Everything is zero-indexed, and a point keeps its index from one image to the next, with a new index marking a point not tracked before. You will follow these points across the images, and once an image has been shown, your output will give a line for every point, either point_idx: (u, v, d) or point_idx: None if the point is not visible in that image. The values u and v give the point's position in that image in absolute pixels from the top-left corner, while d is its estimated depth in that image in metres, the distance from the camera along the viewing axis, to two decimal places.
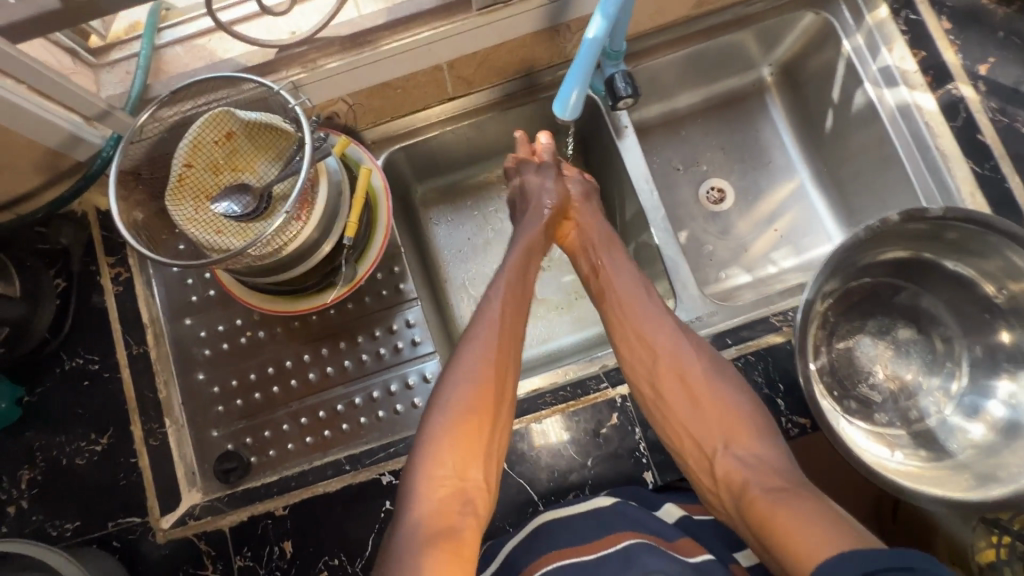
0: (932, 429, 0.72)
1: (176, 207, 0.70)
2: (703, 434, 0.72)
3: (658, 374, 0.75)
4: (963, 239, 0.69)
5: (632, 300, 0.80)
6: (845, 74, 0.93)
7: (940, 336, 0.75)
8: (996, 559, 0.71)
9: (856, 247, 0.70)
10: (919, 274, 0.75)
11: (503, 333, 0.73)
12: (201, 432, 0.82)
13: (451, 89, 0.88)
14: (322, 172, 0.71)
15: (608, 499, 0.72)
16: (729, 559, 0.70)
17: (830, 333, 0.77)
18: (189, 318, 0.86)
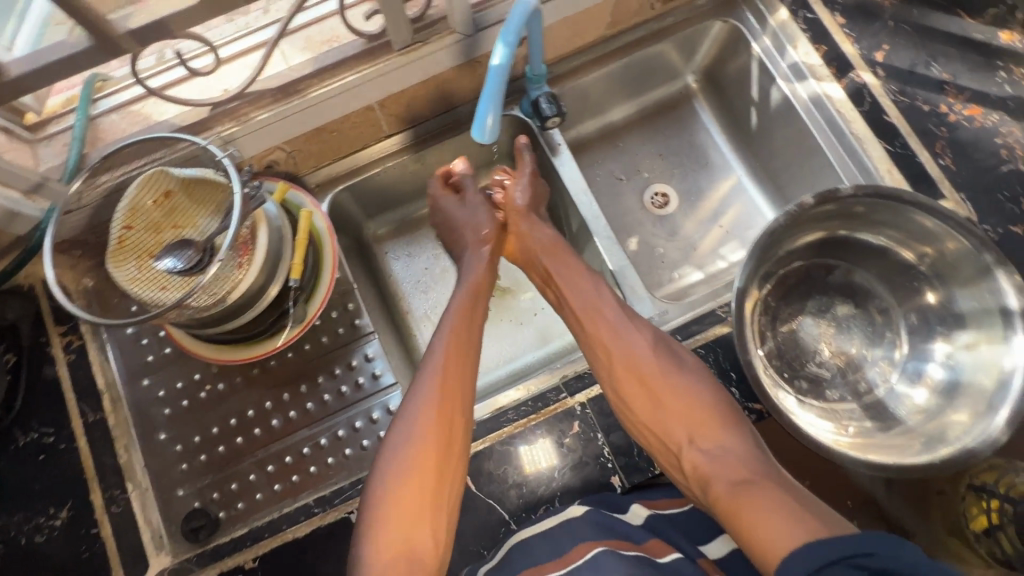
0: (882, 399, 0.74)
1: (119, 268, 0.71)
2: (668, 431, 0.72)
3: (617, 372, 0.76)
4: (873, 213, 0.73)
5: (590, 303, 0.80)
6: (759, 74, 0.98)
7: (876, 308, 0.78)
8: (989, 524, 0.73)
9: (780, 233, 0.73)
10: (848, 252, 0.78)
11: (447, 380, 0.72)
12: (165, 493, 0.81)
13: (386, 127, 0.91)
14: (260, 218, 0.73)
15: (577, 509, 0.72)
16: (697, 554, 0.70)
17: (774, 317, 0.79)
18: (146, 378, 0.85)
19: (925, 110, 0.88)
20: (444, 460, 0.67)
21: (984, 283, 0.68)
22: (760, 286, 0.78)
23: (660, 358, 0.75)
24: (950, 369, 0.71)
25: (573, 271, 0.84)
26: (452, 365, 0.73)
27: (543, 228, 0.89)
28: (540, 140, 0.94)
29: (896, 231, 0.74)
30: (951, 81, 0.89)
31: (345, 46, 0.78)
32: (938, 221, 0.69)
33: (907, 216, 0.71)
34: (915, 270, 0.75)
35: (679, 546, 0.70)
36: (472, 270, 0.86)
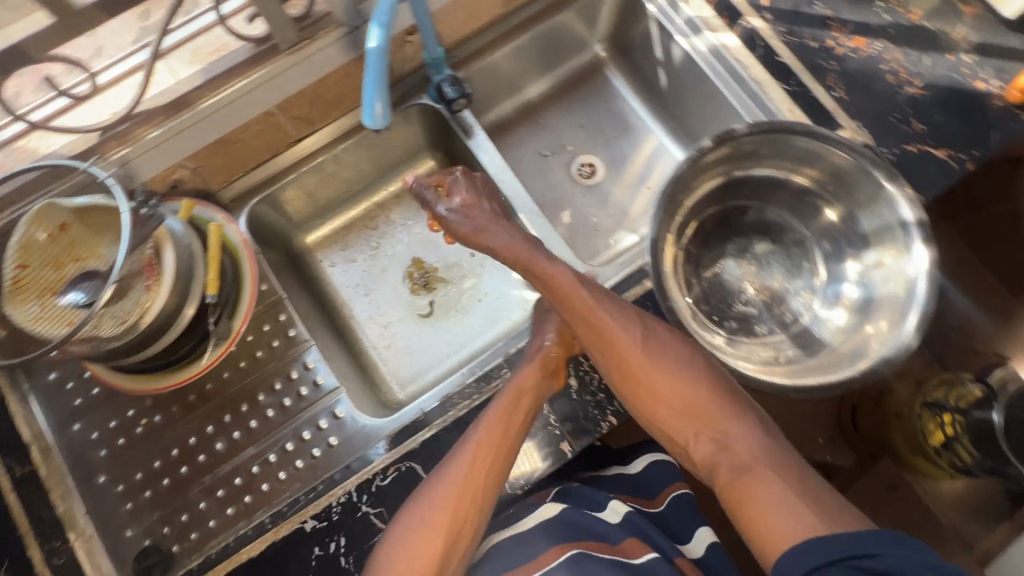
0: (805, 325, 0.77)
1: (18, 310, 0.67)
2: (675, 424, 0.70)
3: (616, 374, 0.73)
4: (771, 148, 0.75)
5: (581, 307, 0.76)
6: (659, 34, 1.00)
7: (790, 239, 0.81)
8: (947, 437, 1.10)
9: (684, 181, 0.75)
10: (756, 189, 0.80)
11: (472, 468, 0.68)
12: (111, 537, 0.78)
13: (293, 132, 0.90)
14: (164, 239, 0.71)
15: (550, 508, 0.74)
16: (675, 553, 0.74)
17: (697, 265, 0.81)
18: (77, 422, 0.82)
19: (813, 47, 0.91)
20: (468, 491, 0.67)
21: (875, 198, 0.72)
22: (678, 235, 0.80)
23: (662, 356, 0.72)
24: (862, 286, 0.75)
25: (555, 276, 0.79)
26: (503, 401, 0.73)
27: (502, 232, 0.85)
28: (453, 123, 0.95)
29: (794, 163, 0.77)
30: (834, 16, 0.93)
31: (233, 53, 0.78)
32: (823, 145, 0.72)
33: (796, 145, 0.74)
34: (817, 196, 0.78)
35: (657, 546, 0.73)
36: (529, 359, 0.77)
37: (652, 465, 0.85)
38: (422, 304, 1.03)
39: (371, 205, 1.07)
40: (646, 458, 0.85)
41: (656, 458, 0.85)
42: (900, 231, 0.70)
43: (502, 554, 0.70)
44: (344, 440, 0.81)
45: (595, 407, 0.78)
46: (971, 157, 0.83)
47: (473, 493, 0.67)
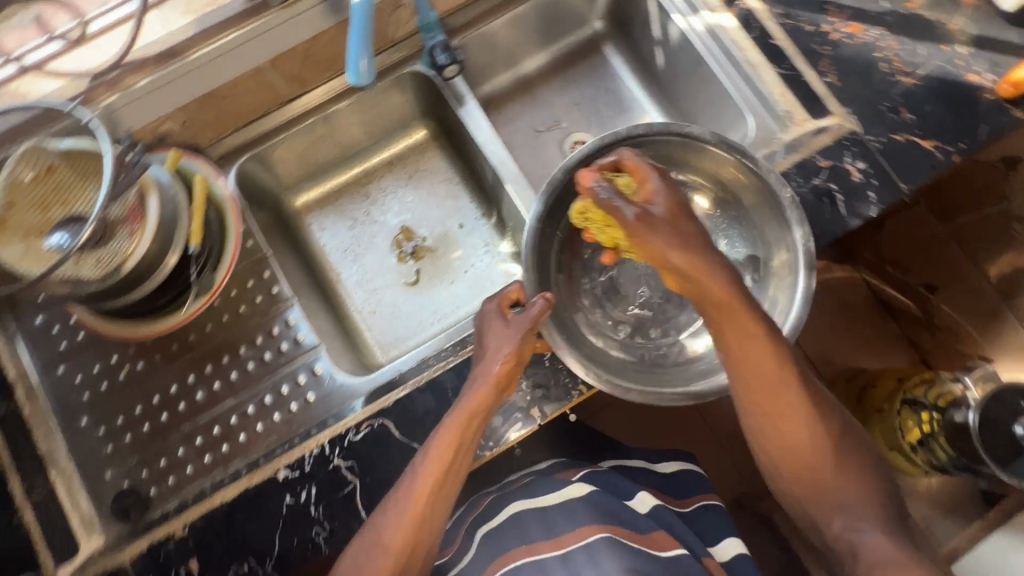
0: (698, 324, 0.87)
1: (4, 248, 0.69)
2: (814, 501, 0.74)
3: (779, 455, 0.74)
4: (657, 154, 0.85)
5: (771, 383, 0.71)
6: (657, 12, 1.00)
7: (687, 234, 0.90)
8: (921, 433, 1.14)
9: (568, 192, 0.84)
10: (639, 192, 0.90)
11: (420, 501, 0.68)
12: (91, 477, 0.80)
13: (285, 91, 0.91)
14: (149, 186, 0.72)
15: (578, 489, 0.82)
16: (703, 553, 0.81)
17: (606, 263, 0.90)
18: (62, 365, 0.84)
19: (809, 31, 0.91)
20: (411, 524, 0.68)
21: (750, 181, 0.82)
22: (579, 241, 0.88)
23: (828, 442, 0.73)
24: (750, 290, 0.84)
25: (766, 354, 0.70)
26: (451, 433, 0.71)
27: (721, 271, 0.71)
28: (444, 92, 0.95)
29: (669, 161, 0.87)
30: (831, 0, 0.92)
31: (225, 5, 0.77)
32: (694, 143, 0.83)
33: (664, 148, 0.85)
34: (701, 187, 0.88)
35: (684, 542, 0.80)
36: (472, 391, 0.73)
37: (681, 472, 0.95)
38: (409, 272, 1.04)
39: (362, 172, 1.08)
40: (674, 464, 0.96)
41: (683, 468, 0.95)
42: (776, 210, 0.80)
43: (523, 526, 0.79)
44: (322, 397, 0.83)
45: (567, 375, 0.80)
46: (958, 149, 0.83)
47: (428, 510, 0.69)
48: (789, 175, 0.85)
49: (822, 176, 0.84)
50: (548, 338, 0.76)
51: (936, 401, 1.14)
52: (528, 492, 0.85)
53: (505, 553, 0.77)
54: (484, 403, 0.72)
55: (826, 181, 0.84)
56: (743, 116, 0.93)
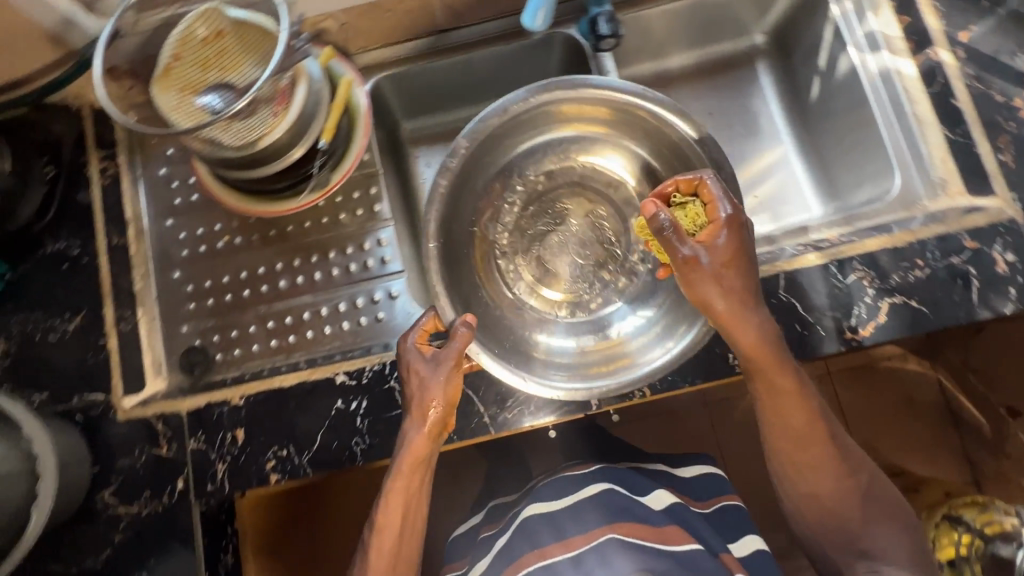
0: (627, 306, 0.88)
1: (162, 95, 0.73)
2: (834, 543, 0.73)
3: (801, 502, 0.73)
4: (590, 110, 0.83)
5: (799, 435, 0.71)
6: (831, 41, 0.94)
7: (610, 198, 0.91)
8: (954, 556, 1.08)
9: (464, 179, 0.83)
10: (538, 159, 0.91)
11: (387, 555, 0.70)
12: (170, 326, 0.85)
13: (440, 20, 0.91)
14: (302, 74, 0.74)
15: (591, 490, 0.81)
16: (721, 549, 0.75)
17: (533, 238, 0.91)
18: (171, 218, 0.89)
19: (997, 101, 0.85)
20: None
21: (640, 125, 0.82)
22: (488, 229, 0.90)
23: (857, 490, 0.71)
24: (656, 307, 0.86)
25: (792, 401, 0.70)
26: (397, 485, 0.70)
27: (753, 321, 0.68)
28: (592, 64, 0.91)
29: (560, 120, 0.86)
30: None
31: None
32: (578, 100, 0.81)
33: (546, 113, 0.83)
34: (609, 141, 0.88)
35: (699, 538, 0.75)
36: (405, 442, 0.70)
37: (704, 475, 0.89)
38: None
39: None
40: (696, 469, 0.90)
41: (705, 471, 0.89)
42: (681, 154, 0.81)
43: (534, 526, 0.79)
44: (392, 318, 0.85)
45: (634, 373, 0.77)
46: None
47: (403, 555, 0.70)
48: (927, 243, 0.78)
49: (963, 256, 0.78)
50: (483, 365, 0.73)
51: (983, 527, 1.06)
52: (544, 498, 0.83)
53: (519, 559, 0.75)
54: (422, 453, 0.70)
55: (966, 263, 0.78)
56: (890, 172, 0.87)
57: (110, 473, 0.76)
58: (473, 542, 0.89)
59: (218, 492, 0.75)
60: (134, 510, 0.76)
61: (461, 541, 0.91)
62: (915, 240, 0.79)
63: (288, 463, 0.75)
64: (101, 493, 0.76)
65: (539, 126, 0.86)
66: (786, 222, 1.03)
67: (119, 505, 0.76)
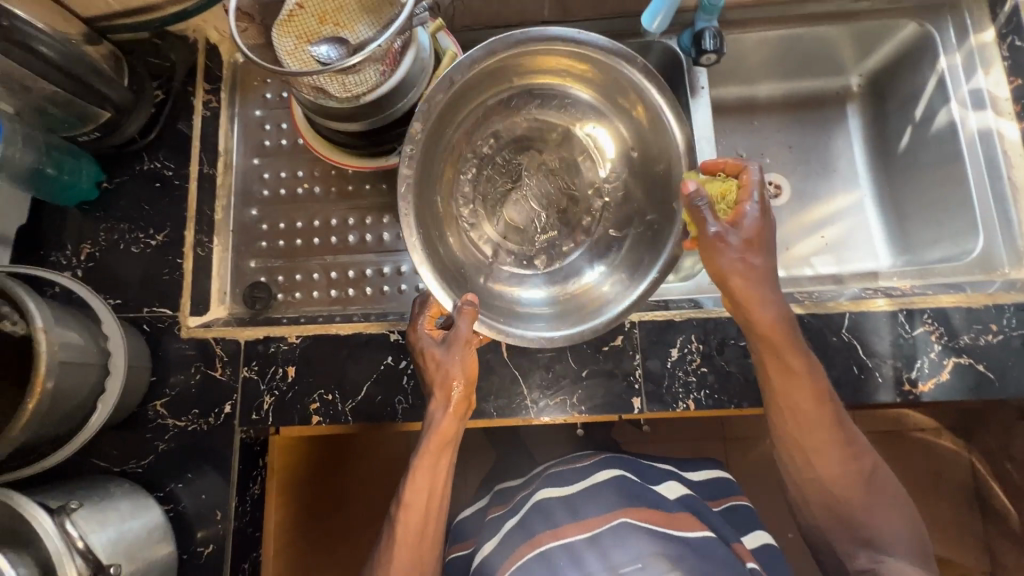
0: (589, 252, 0.84)
1: (280, 40, 0.77)
2: (834, 530, 0.69)
3: (808, 489, 0.70)
4: (540, 61, 0.77)
5: (806, 420, 0.68)
6: (932, 91, 0.93)
7: (563, 149, 0.86)
8: None
9: (435, 140, 0.76)
10: (492, 125, 0.84)
11: (409, 534, 0.68)
12: (241, 259, 0.89)
13: (547, 12, 0.92)
14: (414, 41, 0.76)
15: (604, 475, 0.80)
16: (732, 538, 0.75)
17: (496, 202, 0.86)
18: (258, 158, 0.92)
19: None
20: (410, 556, 0.68)
21: (610, 79, 0.77)
22: (452, 203, 0.83)
23: (863, 480, 0.68)
24: (611, 259, 0.83)
25: (796, 382, 0.67)
26: (424, 461, 0.68)
27: (771, 299, 0.65)
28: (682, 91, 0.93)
29: (520, 79, 0.80)
30: None
31: None
32: (539, 53, 0.75)
33: (507, 69, 0.77)
34: (566, 94, 0.83)
35: (711, 525, 0.75)
36: (431, 422, 0.68)
37: (713, 477, 0.88)
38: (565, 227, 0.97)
39: None
40: (704, 473, 0.88)
41: (713, 474, 0.89)
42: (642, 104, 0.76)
43: (550, 506, 0.77)
44: None
45: (682, 386, 0.76)
46: None
47: (426, 532, 0.69)
48: (1005, 310, 0.75)
49: None
50: (487, 332, 0.70)
51: None
52: (565, 476, 0.82)
53: (533, 536, 0.75)
54: (449, 434, 0.68)
55: None
56: (973, 231, 0.87)
57: (165, 385, 0.80)
58: (483, 523, 0.86)
59: (260, 422, 0.78)
60: (180, 424, 0.79)
61: (470, 521, 0.88)
62: (992, 305, 0.76)
63: (331, 407, 0.78)
64: (154, 403, 0.79)
65: (500, 86, 0.80)
66: (849, 266, 1.02)
67: (168, 417, 0.79)
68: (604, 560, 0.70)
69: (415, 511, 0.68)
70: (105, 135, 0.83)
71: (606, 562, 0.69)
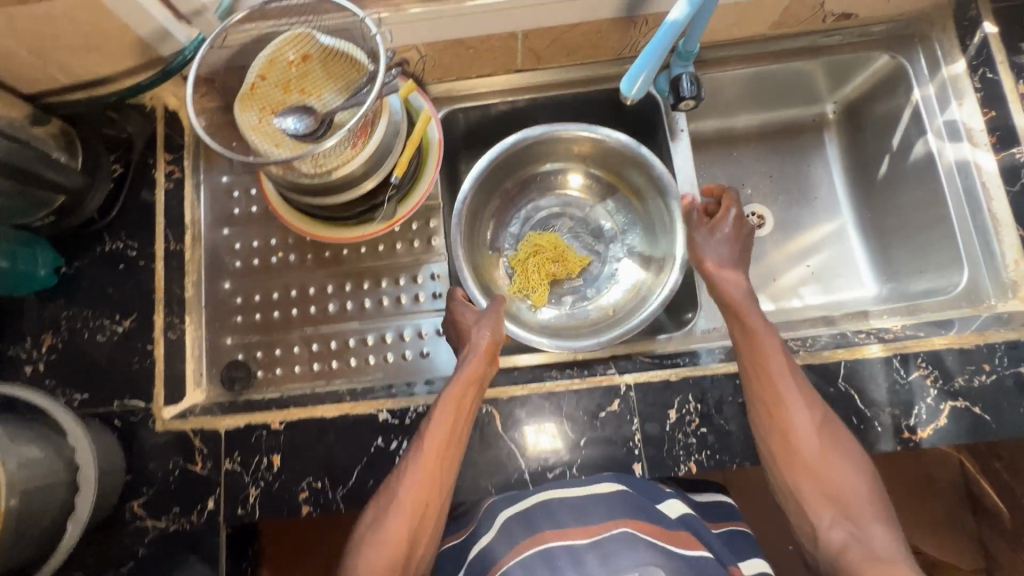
0: (617, 279, 0.98)
1: (243, 114, 0.73)
2: (815, 506, 0.66)
3: (776, 436, 0.69)
4: (565, 149, 0.96)
5: (783, 379, 0.70)
6: (908, 123, 0.93)
7: (584, 204, 1.01)
8: None
9: (479, 198, 0.95)
10: (537, 188, 1.02)
11: (431, 461, 0.69)
12: (216, 336, 0.85)
13: (520, 61, 0.89)
14: (384, 108, 0.74)
15: (608, 487, 0.70)
16: (727, 562, 0.69)
17: (528, 246, 0.99)
18: (228, 228, 0.88)
19: None
20: (428, 483, 0.68)
21: (610, 150, 0.92)
22: (496, 245, 1.01)
23: (828, 443, 0.68)
24: (635, 282, 0.96)
25: (761, 338, 0.72)
26: (451, 395, 0.71)
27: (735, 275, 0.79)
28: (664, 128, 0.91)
29: (560, 156, 0.97)
30: None
31: None
32: (564, 138, 0.92)
33: (548, 148, 0.95)
34: (588, 168, 0.99)
35: (709, 546, 0.69)
36: (465, 361, 0.74)
37: (711, 500, 0.86)
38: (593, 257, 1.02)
39: None
40: (707, 495, 0.86)
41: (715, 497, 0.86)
42: (633, 166, 0.92)
43: (555, 509, 0.69)
44: (437, 355, 0.85)
45: (682, 448, 0.74)
46: None
47: (445, 462, 0.69)
48: (996, 349, 0.75)
49: None
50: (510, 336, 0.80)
51: None
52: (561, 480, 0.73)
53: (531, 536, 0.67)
54: (477, 375, 0.73)
55: None
56: (958, 265, 0.86)
57: (142, 484, 0.75)
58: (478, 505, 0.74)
59: (248, 516, 0.74)
60: (161, 524, 0.74)
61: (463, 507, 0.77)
62: (984, 344, 0.76)
63: (322, 496, 0.74)
64: (131, 503, 0.75)
65: (542, 161, 0.99)
66: (836, 295, 1.02)
67: (148, 518, 0.74)
68: (605, 564, 0.64)
69: (437, 442, 0.70)
70: (62, 217, 0.79)
71: (607, 565, 0.63)
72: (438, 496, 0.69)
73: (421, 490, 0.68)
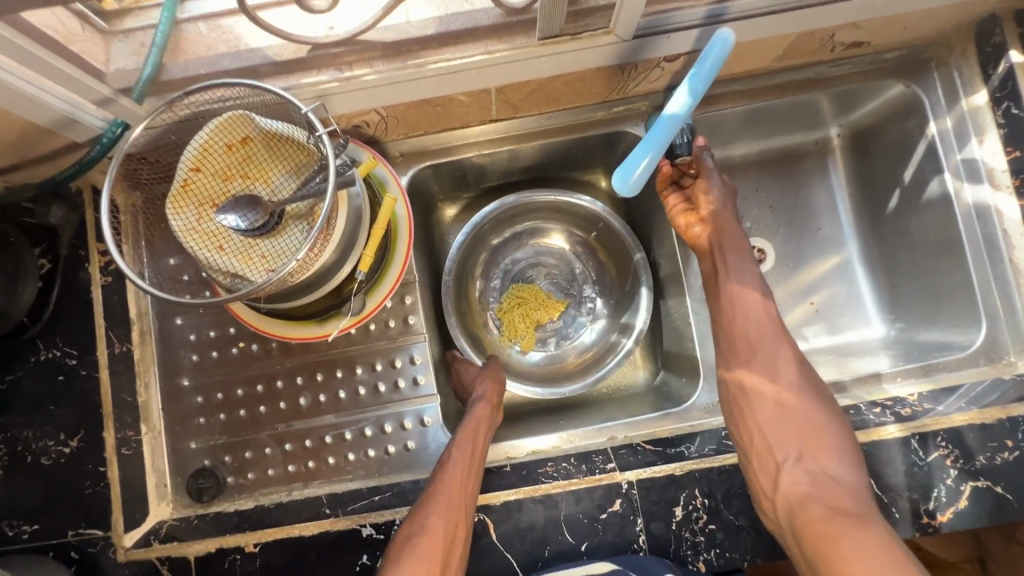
0: (597, 329, 0.93)
1: (176, 214, 0.62)
2: (778, 442, 0.68)
3: (749, 378, 0.72)
4: (551, 203, 0.90)
5: (760, 333, 0.73)
6: (922, 157, 0.85)
7: (563, 259, 0.96)
8: None
9: (464, 257, 0.89)
10: (518, 245, 0.96)
11: (455, 485, 0.67)
12: (178, 442, 0.77)
13: (495, 112, 0.78)
14: (343, 199, 0.64)
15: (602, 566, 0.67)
16: None
17: (509, 297, 0.94)
18: (179, 318, 0.79)
19: None
20: (455, 511, 0.66)
21: (578, 209, 0.89)
22: (478, 296, 0.94)
23: (799, 391, 0.70)
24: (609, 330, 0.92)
25: (743, 280, 0.76)
26: (467, 432, 0.73)
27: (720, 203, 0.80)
28: None
29: (536, 216, 0.94)
30: None
31: (478, 13, 0.62)
32: (532, 203, 0.89)
33: (529, 207, 0.91)
34: (565, 228, 0.95)
35: None
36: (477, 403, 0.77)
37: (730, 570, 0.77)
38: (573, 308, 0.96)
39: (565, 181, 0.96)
40: None
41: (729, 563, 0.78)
42: (604, 222, 0.89)
43: None
44: (421, 449, 0.78)
45: (690, 547, 0.69)
46: None
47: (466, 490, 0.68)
48: (1019, 423, 0.71)
49: None
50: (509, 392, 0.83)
51: None
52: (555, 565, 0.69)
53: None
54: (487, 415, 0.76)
55: None
56: (976, 319, 0.80)
57: None
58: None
59: None
60: None
61: None
62: (1006, 417, 0.71)
63: None
64: None
65: (517, 221, 0.94)
66: (842, 336, 0.96)
67: None
68: None
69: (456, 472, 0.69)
70: None
71: None
72: (459, 528, 0.66)
73: (451, 510, 0.66)
